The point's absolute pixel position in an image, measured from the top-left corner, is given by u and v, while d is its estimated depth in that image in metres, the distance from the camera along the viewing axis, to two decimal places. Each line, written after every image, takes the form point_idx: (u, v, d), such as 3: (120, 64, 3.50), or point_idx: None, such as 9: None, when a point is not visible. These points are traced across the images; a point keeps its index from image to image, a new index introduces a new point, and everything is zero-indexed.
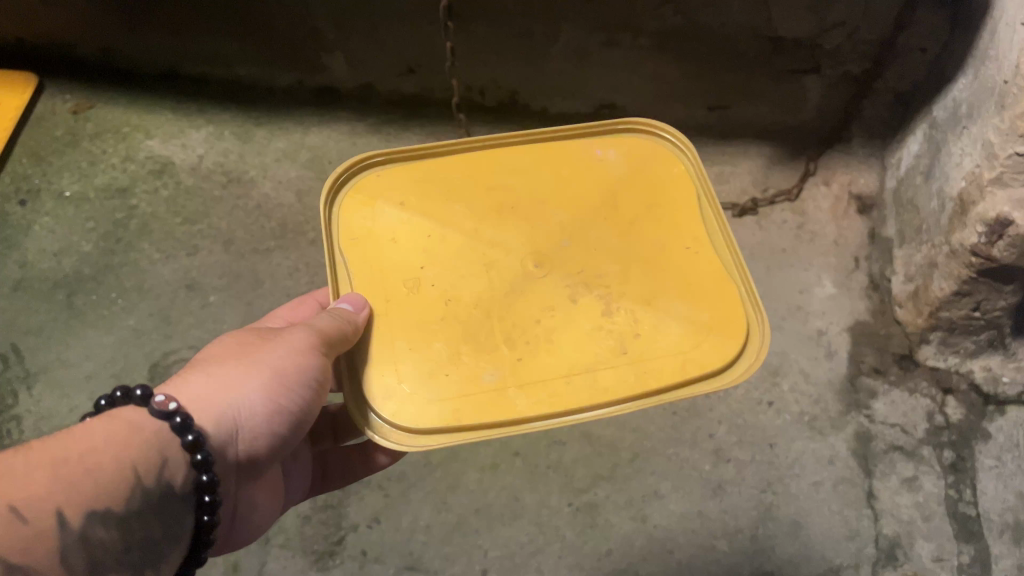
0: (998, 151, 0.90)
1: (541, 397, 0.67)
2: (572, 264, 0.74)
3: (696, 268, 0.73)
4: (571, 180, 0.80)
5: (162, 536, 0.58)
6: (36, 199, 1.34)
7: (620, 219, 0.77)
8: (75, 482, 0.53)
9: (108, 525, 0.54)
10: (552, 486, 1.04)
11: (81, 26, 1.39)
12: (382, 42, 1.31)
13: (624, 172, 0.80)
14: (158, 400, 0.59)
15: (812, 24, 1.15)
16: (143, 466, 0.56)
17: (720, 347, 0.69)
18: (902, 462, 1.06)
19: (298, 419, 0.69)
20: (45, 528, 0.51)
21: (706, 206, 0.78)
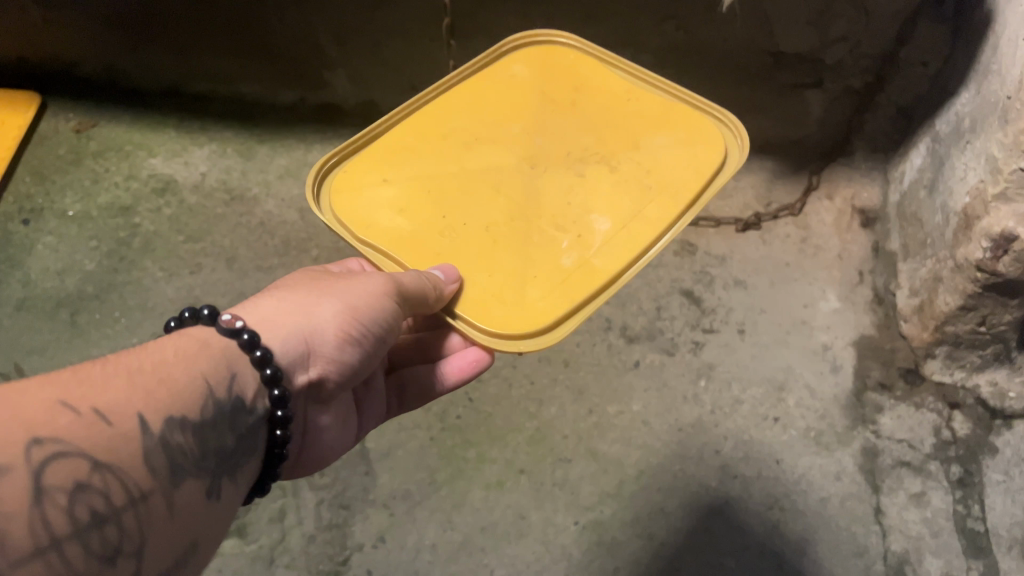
0: (1002, 166, 0.90)
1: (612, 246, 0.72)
2: (553, 154, 0.81)
3: (647, 112, 0.83)
4: (504, 101, 0.86)
5: (236, 445, 0.57)
6: (39, 218, 1.33)
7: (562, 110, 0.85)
8: (152, 390, 0.51)
9: (186, 432, 0.52)
10: (558, 504, 1.04)
11: (85, 45, 1.40)
12: (384, 59, 1.32)
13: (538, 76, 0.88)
14: (225, 318, 0.59)
15: (814, 39, 1.15)
16: (214, 377, 0.55)
17: (712, 147, 0.78)
18: (909, 477, 1.05)
19: (369, 348, 0.68)
20: (130, 430, 0.48)
21: (612, 70, 0.89)
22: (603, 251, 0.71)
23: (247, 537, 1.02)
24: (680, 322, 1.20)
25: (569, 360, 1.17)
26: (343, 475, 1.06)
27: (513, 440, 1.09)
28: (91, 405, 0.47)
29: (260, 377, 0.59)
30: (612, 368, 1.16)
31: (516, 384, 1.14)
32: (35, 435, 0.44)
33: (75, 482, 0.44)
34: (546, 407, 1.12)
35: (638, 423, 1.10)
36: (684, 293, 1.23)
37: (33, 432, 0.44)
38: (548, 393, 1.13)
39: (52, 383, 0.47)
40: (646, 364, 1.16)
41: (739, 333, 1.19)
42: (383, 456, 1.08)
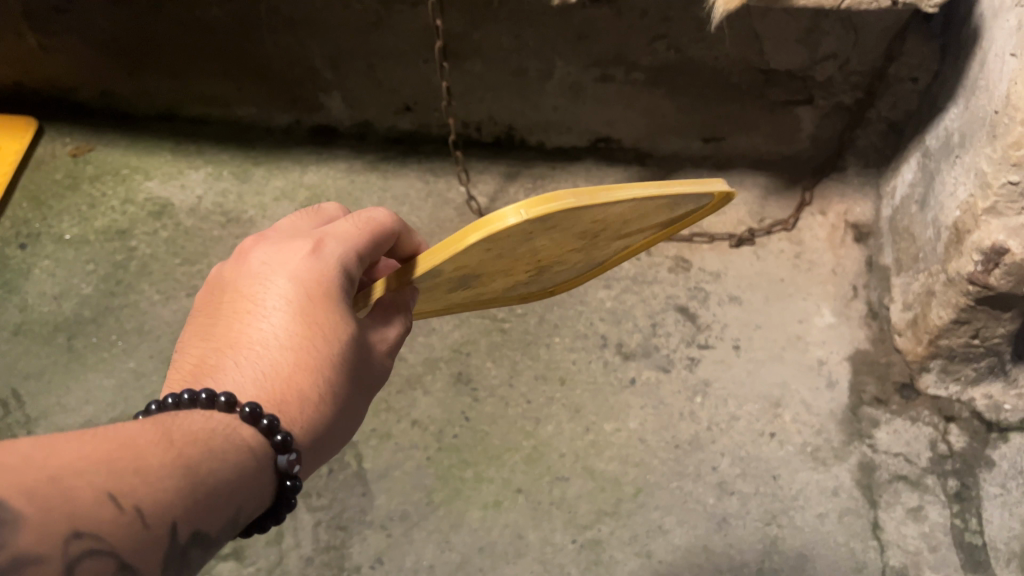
0: (992, 180, 0.91)
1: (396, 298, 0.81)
2: (547, 275, 0.87)
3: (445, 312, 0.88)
4: (603, 260, 0.89)
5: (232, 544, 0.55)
6: (37, 242, 1.34)
7: (528, 290, 0.92)
8: (196, 498, 0.49)
9: (204, 547, 0.51)
10: (556, 522, 1.04)
11: (82, 70, 1.41)
12: (380, 81, 1.33)
13: (566, 280, 0.94)
14: (286, 460, 0.57)
15: (804, 56, 1.17)
16: (245, 496, 0.54)
17: None
18: (906, 491, 1.05)
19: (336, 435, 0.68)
20: (161, 535, 0.47)
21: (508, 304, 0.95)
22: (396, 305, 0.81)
23: (244, 560, 1.02)
24: (676, 338, 1.20)
25: (565, 378, 1.17)
26: (340, 497, 1.06)
27: (510, 460, 1.09)
28: (135, 502, 0.46)
29: (279, 482, 0.57)
30: (608, 386, 1.16)
31: (512, 403, 1.14)
32: (76, 529, 0.43)
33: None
34: (543, 426, 1.12)
35: (635, 441, 1.10)
36: (680, 309, 1.24)
37: (77, 524, 0.43)
38: (545, 411, 1.13)
39: (111, 464, 0.46)
40: (642, 381, 1.16)
41: (734, 349, 1.19)
42: (381, 477, 1.08)
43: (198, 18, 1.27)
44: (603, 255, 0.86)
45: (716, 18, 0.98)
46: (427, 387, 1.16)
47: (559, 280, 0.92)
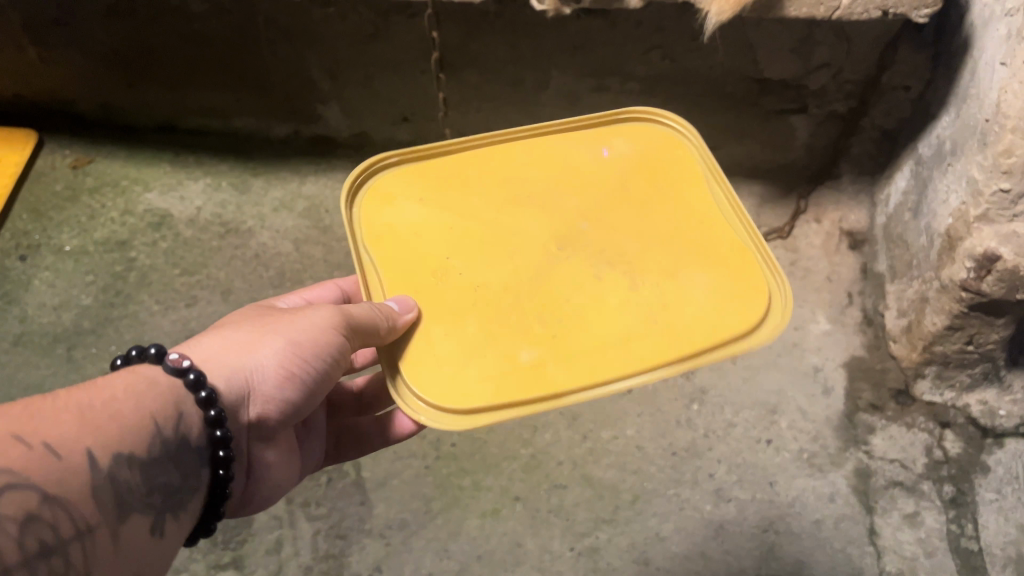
0: (983, 188, 0.92)
1: (443, 347, 0.72)
2: (624, 260, 0.78)
3: (572, 360, 0.71)
4: (695, 232, 0.80)
5: (180, 486, 0.58)
6: (37, 254, 1.35)
7: (656, 327, 0.73)
8: (101, 426, 0.53)
9: (132, 466, 0.54)
10: (554, 530, 1.04)
11: (82, 83, 1.43)
12: (377, 92, 1.34)
13: (723, 282, 0.76)
14: (172, 357, 0.61)
15: (798, 65, 1.18)
16: (160, 417, 0.57)
17: (463, 373, 0.70)
18: (902, 497, 1.06)
19: (311, 388, 0.70)
20: (79, 465, 0.51)
21: (686, 333, 0.73)
22: (439, 343, 0.72)
23: (243, 569, 1.02)
24: None
25: None
26: (339, 505, 1.07)
27: (508, 468, 1.10)
28: (41, 440, 0.49)
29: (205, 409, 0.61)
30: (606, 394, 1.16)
31: None
32: None
33: (24, 515, 0.47)
34: (541, 434, 1.12)
35: (633, 448, 1.11)
36: None
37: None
38: (542, 419, 1.14)
39: (8, 412, 0.50)
40: (639, 389, 1.17)
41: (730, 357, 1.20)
42: (379, 486, 1.08)
43: (197, 30, 1.28)
44: (660, 219, 0.81)
45: (709, 29, 0.98)
46: None
47: (697, 304, 0.74)
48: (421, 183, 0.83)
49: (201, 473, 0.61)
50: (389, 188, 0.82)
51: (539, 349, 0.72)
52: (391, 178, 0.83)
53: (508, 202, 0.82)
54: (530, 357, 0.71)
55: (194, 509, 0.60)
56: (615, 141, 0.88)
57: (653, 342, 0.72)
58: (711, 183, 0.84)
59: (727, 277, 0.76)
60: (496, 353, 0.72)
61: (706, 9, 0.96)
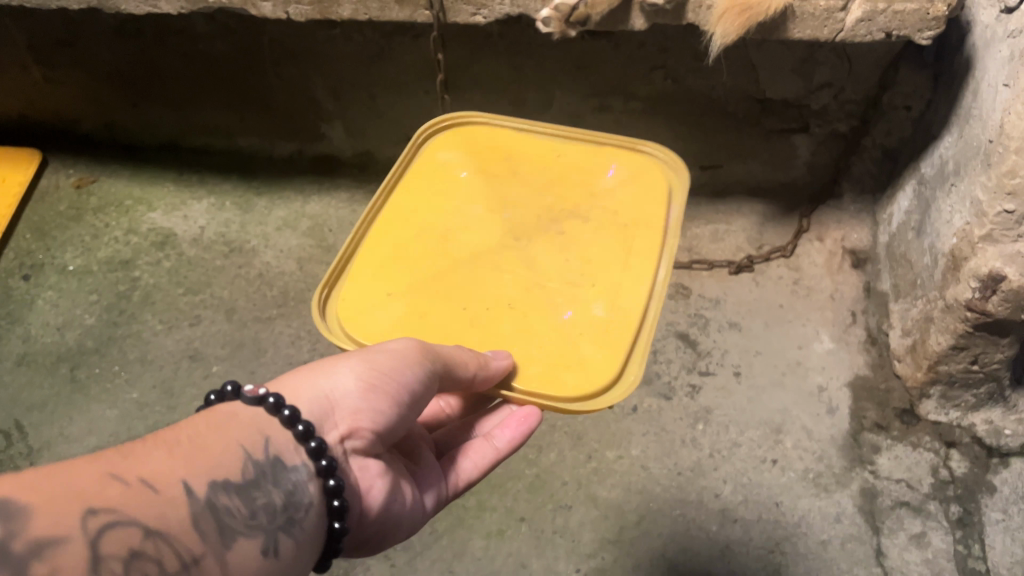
0: (987, 209, 0.92)
1: (542, 359, 0.71)
2: (558, 215, 0.82)
3: (624, 289, 0.75)
4: (571, 163, 0.86)
5: (286, 504, 0.54)
6: (40, 273, 1.35)
7: (625, 227, 0.80)
8: (191, 457, 0.50)
9: (230, 492, 0.51)
10: (559, 551, 1.03)
11: (87, 103, 1.44)
12: (381, 112, 1.35)
13: (621, 175, 0.84)
14: (249, 389, 0.57)
15: (800, 85, 1.20)
16: (248, 443, 0.54)
17: (574, 366, 0.70)
18: (909, 518, 1.05)
19: (412, 404, 0.62)
20: (176, 497, 0.48)
21: (655, 211, 0.81)
22: (542, 356, 0.71)
23: None
24: (677, 365, 1.21)
25: None
26: None
27: (513, 488, 1.09)
28: (136, 476, 0.47)
29: (292, 426, 0.55)
30: (611, 413, 1.16)
31: None
32: (91, 506, 0.44)
33: (128, 551, 0.44)
34: (546, 454, 1.12)
35: (637, 468, 1.11)
36: (680, 336, 1.25)
37: (89, 503, 0.44)
38: (547, 439, 1.14)
39: (96, 456, 0.47)
40: (644, 409, 1.17)
41: (735, 376, 1.20)
42: None
43: (202, 51, 1.29)
44: (541, 178, 0.85)
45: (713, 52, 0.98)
46: None
47: (635, 194, 0.82)
48: (384, 283, 0.77)
49: (307, 489, 0.55)
50: (360, 309, 0.74)
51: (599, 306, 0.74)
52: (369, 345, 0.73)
53: (434, 245, 0.80)
54: (588, 320, 0.73)
55: (309, 529, 0.54)
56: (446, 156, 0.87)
57: (642, 238, 0.79)
58: (527, 133, 0.90)
59: (619, 168, 0.85)
60: (577, 325, 0.73)
61: (710, 30, 0.96)
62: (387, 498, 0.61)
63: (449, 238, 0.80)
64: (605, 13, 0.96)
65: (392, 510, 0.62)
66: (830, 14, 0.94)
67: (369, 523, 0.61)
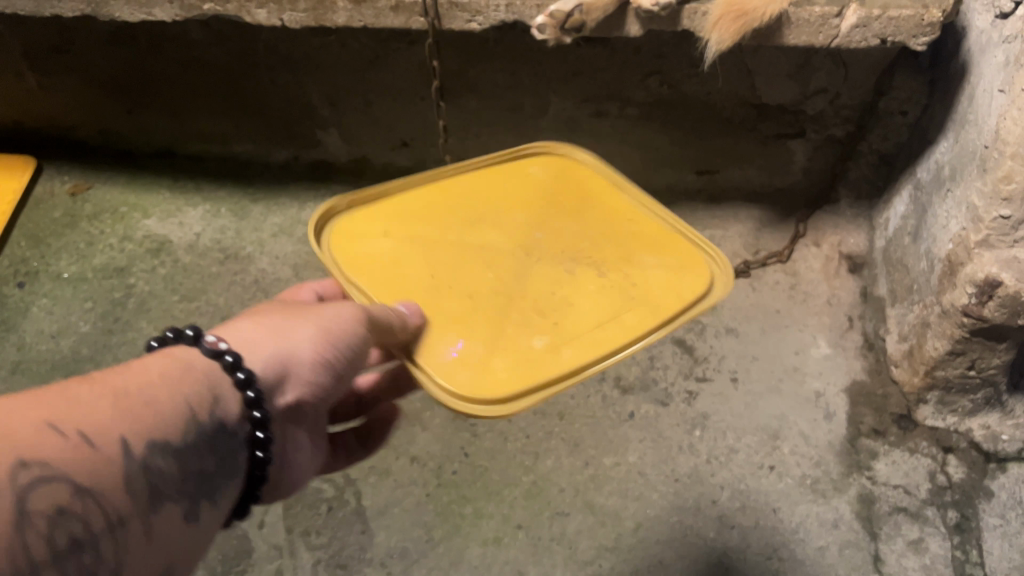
0: (983, 214, 0.92)
1: (448, 351, 0.66)
2: (585, 254, 0.76)
3: (578, 343, 0.67)
4: (633, 228, 0.79)
5: (218, 471, 0.55)
6: (35, 280, 1.34)
7: (631, 300, 0.71)
8: (137, 413, 0.49)
9: (167, 455, 0.50)
10: (556, 558, 1.03)
11: (82, 111, 1.43)
12: (377, 119, 1.35)
13: (673, 261, 0.76)
14: (209, 340, 0.57)
15: (796, 90, 1.20)
16: (196, 401, 0.53)
17: (466, 373, 0.64)
18: (907, 523, 1.05)
19: (348, 376, 0.65)
20: (113, 455, 0.47)
21: (667, 299, 0.71)
22: (453, 349, 0.66)
23: None
24: (674, 371, 1.21)
25: (563, 413, 1.17)
26: (339, 535, 1.06)
27: (509, 495, 1.09)
28: (75, 427, 0.46)
29: (242, 390, 0.57)
30: (608, 419, 1.16)
31: (511, 438, 1.15)
32: (21, 458, 0.43)
33: (53, 510, 0.44)
34: (542, 460, 1.12)
35: (634, 475, 1.10)
36: (677, 342, 1.25)
37: (20, 454, 0.43)
38: (543, 446, 1.14)
39: (37, 398, 0.46)
40: (641, 415, 1.17)
41: (731, 382, 1.19)
42: (380, 514, 1.08)
43: (197, 58, 1.28)
44: (595, 226, 0.80)
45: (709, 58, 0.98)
46: (426, 422, 1.16)
47: (663, 279, 0.74)
48: (381, 225, 0.78)
49: (240, 457, 0.57)
50: (346, 235, 0.77)
51: (543, 348, 0.67)
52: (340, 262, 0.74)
53: (449, 219, 0.79)
54: (523, 348, 0.67)
55: (232, 494, 0.56)
56: (537, 169, 0.87)
57: (636, 314, 0.70)
58: (617, 189, 0.85)
59: (669, 253, 0.76)
60: (501, 344, 0.67)
61: (705, 37, 0.96)
62: (303, 463, 0.68)
63: (467, 221, 0.79)
64: (600, 20, 0.96)
65: (296, 477, 0.68)
66: (825, 21, 0.94)
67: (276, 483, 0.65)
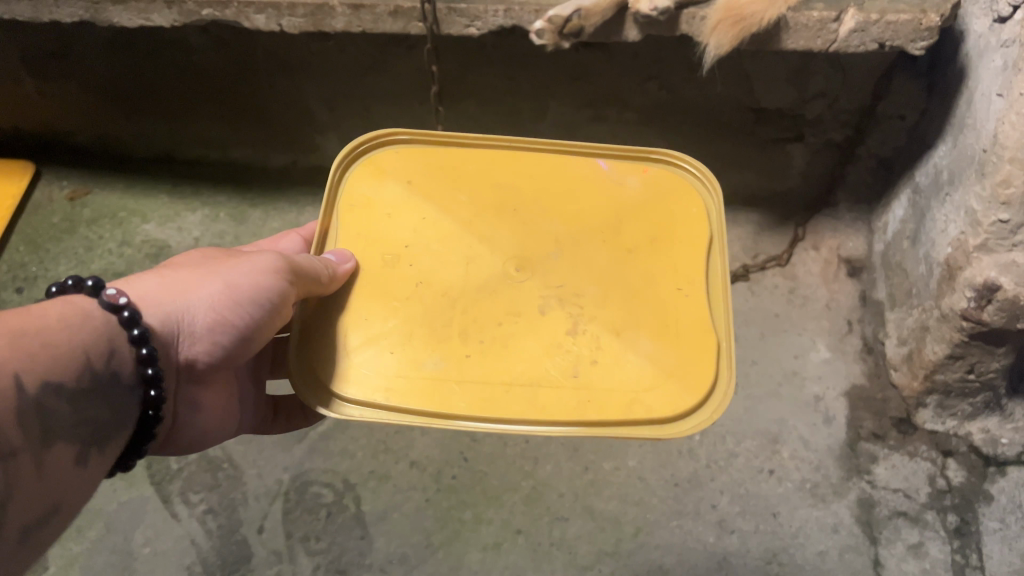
0: (982, 218, 0.92)
1: (360, 336, 0.69)
2: (578, 299, 0.71)
3: (475, 387, 0.67)
4: (672, 293, 0.72)
5: (110, 422, 0.58)
6: (34, 286, 1.34)
7: (574, 381, 0.67)
8: (33, 353, 0.53)
9: (61, 398, 0.54)
10: (556, 564, 1.03)
11: (79, 116, 1.43)
12: (375, 122, 1.35)
13: (664, 360, 0.69)
14: (108, 293, 0.61)
15: (794, 95, 1.20)
16: (93, 350, 0.57)
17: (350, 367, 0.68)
18: (906, 528, 1.05)
19: (248, 338, 0.69)
20: (6, 389, 0.51)
21: (598, 398, 0.67)
22: (363, 339, 0.69)
23: None
24: None
25: None
26: (339, 540, 1.06)
27: (509, 500, 1.09)
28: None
29: (135, 347, 0.60)
30: None
31: (511, 442, 1.14)
32: None
33: None
34: (542, 465, 1.12)
35: (634, 479, 1.10)
36: None
37: None
38: (544, 450, 1.13)
39: None
40: None
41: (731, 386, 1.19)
42: (379, 520, 1.07)
43: (196, 63, 1.28)
44: (636, 278, 0.73)
45: (706, 63, 0.98)
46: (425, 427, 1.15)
47: (637, 378, 0.68)
48: (410, 173, 0.78)
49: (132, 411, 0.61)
50: (373, 169, 0.78)
51: (447, 380, 0.67)
52: (351, 196, 0.76)
53: (485, 202, 0.77)
54: (427, 369, 0.68)
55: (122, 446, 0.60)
56: (629, 177, 0.79)
57: (560, 396, 0.67)
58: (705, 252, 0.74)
59: (675, 348, 0.69)
60: (404, 355, 0.68)
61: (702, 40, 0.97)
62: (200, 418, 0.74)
63: (499, 209, 0.77)
64: (599, 26, 0.96)
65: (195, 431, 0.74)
66: (823, 26, 0.94)
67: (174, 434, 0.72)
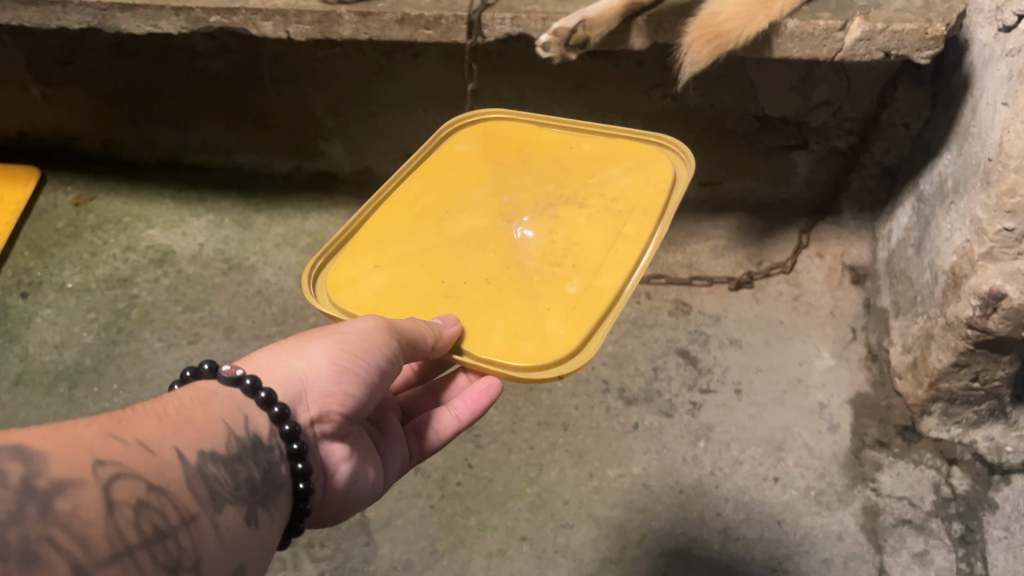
0: (988, 227, 0.92)
1: (509, 331, 0.69)
2: (556, 197, 0.81)
3: (598, 269, 0.72)
4: (580, 153, 0.86)
5: (264, 481, 0.54)
6: (38, 291, 1.34)
7: (625, 210, 0.78)
8: (181, 428, 0.51)
9: (218, 463, 0.51)
10: (560, 570, 1.02)
11: (85, 121, 1.44)
12: (379, 129, 1.34)
13: (629, 162, 0.83)
14: (225, 369, 0.58)
15: (800, 102, 1.21)
16: (230, 419, 0.54)
17: (544, 344, 0.67)
18: (911, 536, 1.04)
19: (376, 386, 0.64)
20: (171, 461, 0.48)
21: (661, 206, 0.78)
22: (505, 330, 0.69)
23: None
24: (678, 383, 1.21)
25: (568, 424, 1.17)
26: (344, 546, 1.06)
27: (513, 507, 1.09)
28: (135, 438, 0.47)
29: (267, 407, 0.57)
30: (612, 431, 1.16)
31: (516, 450, 1.15)
32: (98, 458, 0.44)
33: (135, 499, 0.44)
34: (546, 472, 1.12)
35: (638, 486, 1.10)
36: (681, 353, 1.25)
37: (95, 455, 0.44)
38: (547, 458, 1.13)
39: (88, 419, 0.47)
40: (645, 426, 1.16)
41: (736, 394, 1.19)
42: (384, 526, 1.07)
43: (202, 68, 1.29)
44: (570, 169, 0.85)
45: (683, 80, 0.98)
46: None
47: (633, 180, 0.81)
48: (367, 259, 0.76)
49: (280, 469, 0.56)
50: (345, 282, 0.74)
51: (578, 287, 0.71)
52: (360, 300, 0.73)
53: (429, 218, 0.80)
54: (562, 296, 0.71)
55: (282, 505, 0.55)
56: (461, 147, 0.89)
57: (633, 220, 0.76)
58: (543, 126, 0.91)
59: (624, 158, 0.84)
60: (548, 298, 0.71)
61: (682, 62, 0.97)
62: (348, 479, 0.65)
63: (442, 215, 0.81)
64: (605, 35, 0.96)
65: (355, 490, 0.66)
66: (829, 35, 0.94)
67: (330, 501, 0.65)
